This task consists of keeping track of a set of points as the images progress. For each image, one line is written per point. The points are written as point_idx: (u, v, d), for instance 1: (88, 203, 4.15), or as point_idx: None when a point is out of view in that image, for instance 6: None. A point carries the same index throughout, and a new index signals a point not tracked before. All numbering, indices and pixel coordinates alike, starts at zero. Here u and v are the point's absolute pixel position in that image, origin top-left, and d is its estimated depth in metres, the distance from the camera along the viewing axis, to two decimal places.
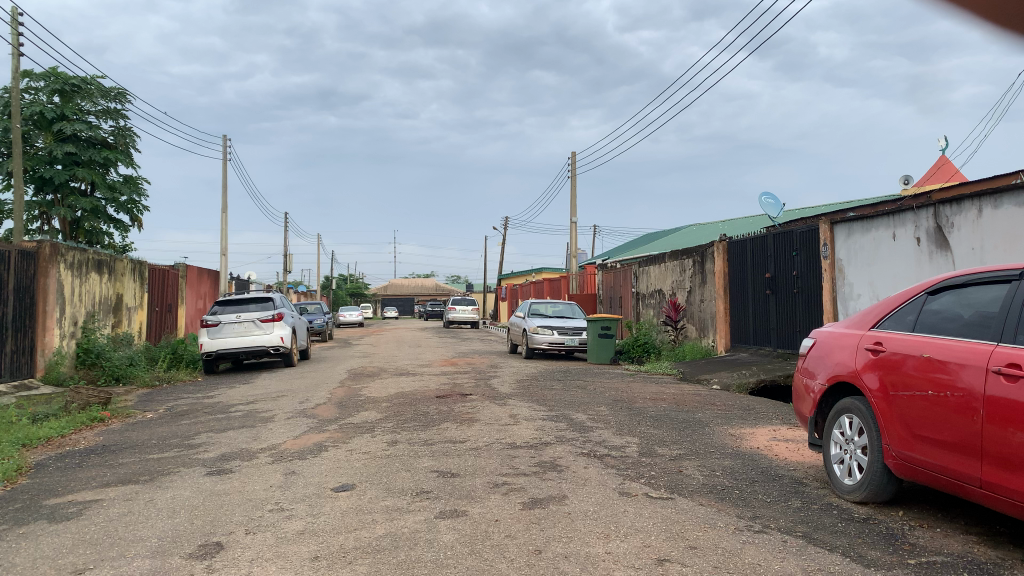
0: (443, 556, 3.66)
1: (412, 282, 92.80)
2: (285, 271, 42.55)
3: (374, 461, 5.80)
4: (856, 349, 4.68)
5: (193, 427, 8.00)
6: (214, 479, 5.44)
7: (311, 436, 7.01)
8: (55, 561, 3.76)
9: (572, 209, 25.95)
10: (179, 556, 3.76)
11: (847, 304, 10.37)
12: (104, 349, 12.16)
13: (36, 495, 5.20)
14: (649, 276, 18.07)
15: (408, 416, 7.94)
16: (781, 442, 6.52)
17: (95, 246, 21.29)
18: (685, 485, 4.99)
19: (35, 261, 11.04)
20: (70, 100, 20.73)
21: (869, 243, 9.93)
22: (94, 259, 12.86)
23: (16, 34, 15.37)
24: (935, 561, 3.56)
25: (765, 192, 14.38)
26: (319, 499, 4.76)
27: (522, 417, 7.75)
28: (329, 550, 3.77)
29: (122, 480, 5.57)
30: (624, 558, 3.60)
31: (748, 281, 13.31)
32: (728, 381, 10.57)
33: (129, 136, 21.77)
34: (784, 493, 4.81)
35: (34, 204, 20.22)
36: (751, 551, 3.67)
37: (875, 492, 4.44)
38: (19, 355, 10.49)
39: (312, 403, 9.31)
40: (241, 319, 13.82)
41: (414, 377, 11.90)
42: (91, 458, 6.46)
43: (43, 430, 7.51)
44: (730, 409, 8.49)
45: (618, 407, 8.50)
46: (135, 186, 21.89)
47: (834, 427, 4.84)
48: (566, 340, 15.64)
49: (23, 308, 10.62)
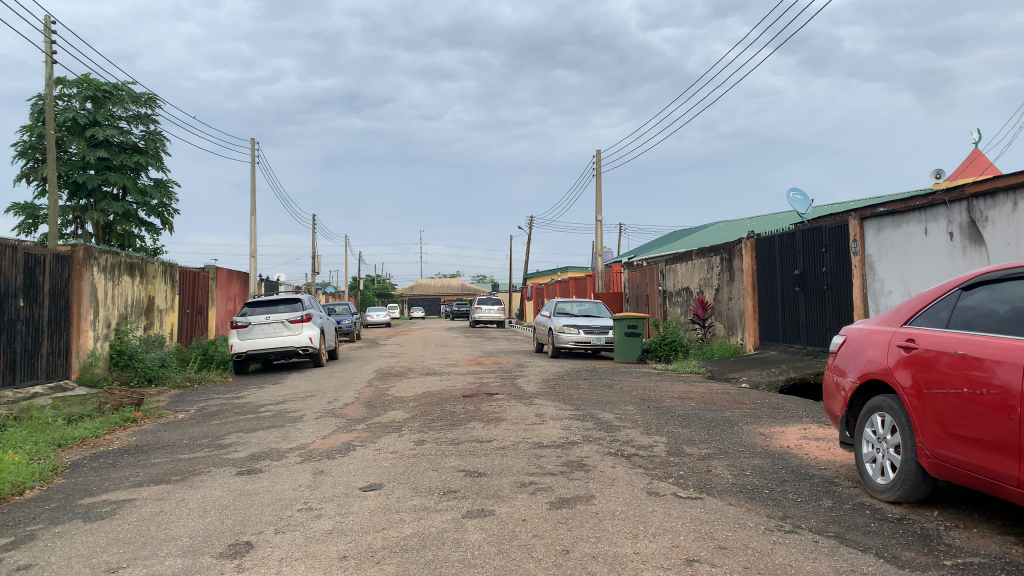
0: (472, 555, 3.67)
1: (438, 283, 92.85)
2: (312, 272, 43.06)
3: (400, 461, 5.80)
4: (888, 346, 4.61)
5: (223, 427, 8.10)
6: (244, 479, 5.49)
7: (339, 436, 7.04)
8: (89, 560, 3.81)
9: (596, 207, 25.85)
10: (210, 555, 3.80)
11: (878, 301, 10.21)
12: (137, 351, 12.36)
13: (71, 495, 5.29)
14: (677, 274, 17.92)
15: (435, 416, 7.97)
16: (812, 441, 6.41)
17: (127, 249, 21.66)
18: (714, 484, 4.95)
19: (69, 264, 11.22)
20: (102, 106, 21.04)
21: (900, 240, 9.78)
22: (126, 262, 13.04)
23: (49, 42, 15.70)
24: (971, 562, 3.48)
25: (793, 188, 14.25)
26: (347, 498, 4.79)
27: (548, 416, 7.74)
28: (358, 550, 3.78)
29: (155, 479, 5.66)
30: (653, 558, 3.57)
31: (776, 279, 13.17)
32: (758, 379, 10.47)
33: (160, 141, 22.11)
34: (815, 493, 4.75)
35: (68, 209, 20.65)
36: (782, 551, 3.63)
37: (909, 492, 4.36)
38: (55, 357, 10.70)
39: (340, 403, 9.36)
40: (270, 320, 13.93)
41: (440, 376, 11.95)
42: (124, 458, 6.58)
43: (78, 431, 7.66)
44: (759, 408, 8.39)
45: (645, 407, 8.42)
46: (166, 190, 22.21)
47: (865, 426, 4.77)
48: (592, 339, 15.60)
49: (58, 311, 10.83)
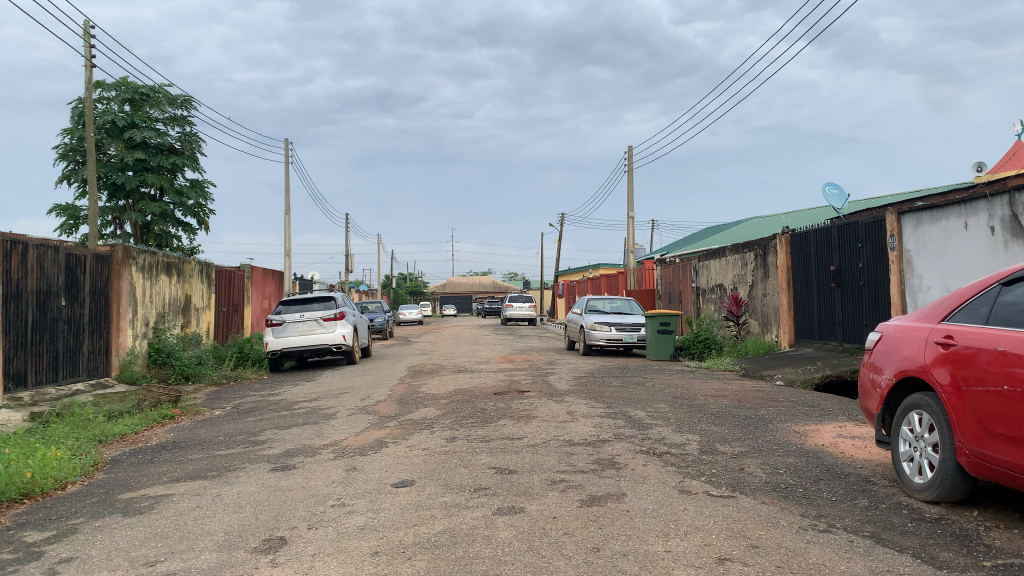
0: (502, 552, 3.68)
1: (470, 280, 93.08)
2: (345, 270, 43.45)
3: (432, 457, 5.84)
4: (926, 343, 4.52)
5: (259, 424, 8.21)
6: (278, 475, 5.56)
7: (372, 433, 7.09)
8: (128, 553, 3.89)
9: (628, 204, 25.71)
10: (245, 550, 3.85)
11: (916, 297, 10.03)
12: (174, 349, 12.58)
13: (111, 490, 5.41)
14: (710, 271, 17.77)
15: (466, 413, 8.00)
16: (848, 440, 6.31)
17: (164, 249, 22.04)
18: (747, 483, 4.90)
19: (109, 264, 11.45)
20: (139, 109, 21.43)
21: (939, 234, 9.59)
22: (163, 261, 13.27)
23: (88, 47, 16.03)
24: (1011, 564, 3.41)
25: (828, 182, 14.05)
26: (379, 495, 4.83)
27: (580, 414, 7.73)
28: (389, 546, 3.81)
29: (191, 475, 5.76)
30: (684, 557, 3.55)
31: (812, 275, 13.00)
32: (792, 376, 10.35)
33: (196, 142, 22.46)
34: (850, 492, 4.68)
35: (107, 210, 21.08)
36: (816, 551, 3.58)
37: (948, 492, 4.27)
38: (96, 354, 10.93)
39: (373, 400, 9.44)
40: (305, 318, 14.08)
41: (471, 374, 11.98)
42: (162, 454, 6.70)
43: (118, 427, 7.82)
44: (793, 405, 8.29)
45: (677, 404, 8.37)
46: (202, 191, 22.56)
47: (902, 424, 4.69)
48: (624, 336, 15.54)
49: (98, 310, 11.05)
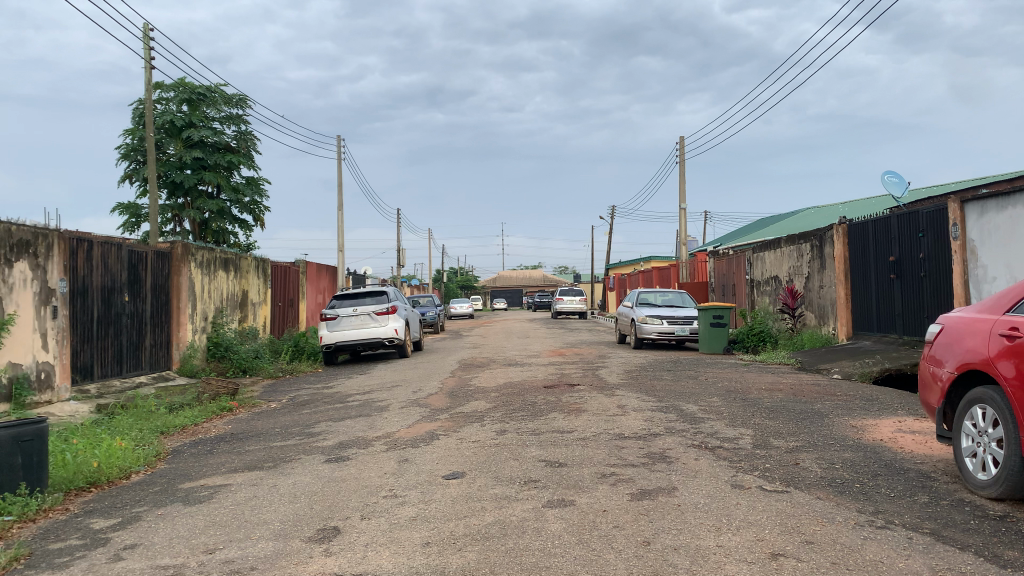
0: (552, 544, 3.68)
1: (520, 274, 93.19)
2: (397, 265, 43.92)
3: (482, 450, 5.87)
4: (989, 335, 4.37)
5: (313, 416, 8.37)
6: (332, 466, 5.66)
7: (423, 426, 7.17)
8: (189, 541, 4.01)
9: (680, 196, 25.40)
10: (300, 539, 3.93)
11: (981, 288, 9.71)
12: (232, 343, 12.89)
13: (172, 479, 5.58)
14: (765, 263, 17.46)
15: (516, 406, 8.02)
16: (908, 434, 6.15)
17: (222, 245, 22.57)
18: (802, 478, 4.81)
19: (169, 260, 11.78)
20: (197, 108, 21.96)
21: (1005, 222, 9.25)
22: (221, 257, 13.60)
23: (148, 49, 16.48)
24: None
25: (888, 170, 13.66)
26: (431, 486, 4.89)
27: (630, 407, 7.69)
28: (440, 537, 3.85)
29: (248, 466, 5.90)
30: (735, 551, 3.51)
31: (870, 265, 12.67)
32: (850, 370, 10.12)
33: (251, 140, 22.93)
34: (910, 488, 4.56)
35: (167, 208, 21.67)
36: (873, 548, 3.50)
37: (1013, 489, 4.12)
38: (158, 348, 11.26)
39: (425, 393, 9.53)
40: (358, 312, 14.26)
41: (522, 367, 12.02)
42: (221, 445, 6.88)
43: (179, 419, 8.05)
44: (851, 399, 8.11)
45: (730, 398, 8.26)
46: (257, 188, 23.02)
47: (965, 418, 4.54)
48: (676, 329, 15.40)
49: (160, 305, 11.38)
